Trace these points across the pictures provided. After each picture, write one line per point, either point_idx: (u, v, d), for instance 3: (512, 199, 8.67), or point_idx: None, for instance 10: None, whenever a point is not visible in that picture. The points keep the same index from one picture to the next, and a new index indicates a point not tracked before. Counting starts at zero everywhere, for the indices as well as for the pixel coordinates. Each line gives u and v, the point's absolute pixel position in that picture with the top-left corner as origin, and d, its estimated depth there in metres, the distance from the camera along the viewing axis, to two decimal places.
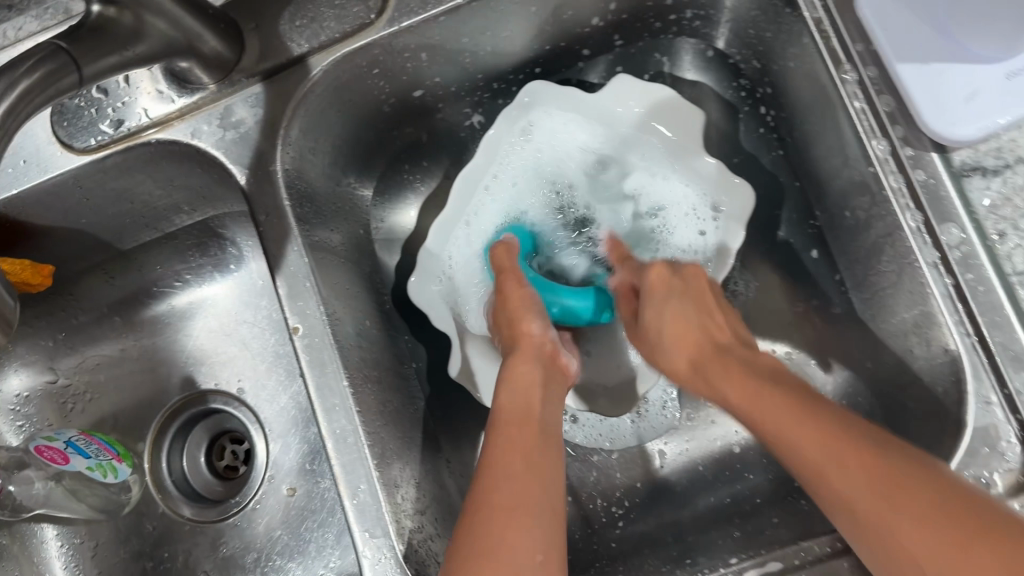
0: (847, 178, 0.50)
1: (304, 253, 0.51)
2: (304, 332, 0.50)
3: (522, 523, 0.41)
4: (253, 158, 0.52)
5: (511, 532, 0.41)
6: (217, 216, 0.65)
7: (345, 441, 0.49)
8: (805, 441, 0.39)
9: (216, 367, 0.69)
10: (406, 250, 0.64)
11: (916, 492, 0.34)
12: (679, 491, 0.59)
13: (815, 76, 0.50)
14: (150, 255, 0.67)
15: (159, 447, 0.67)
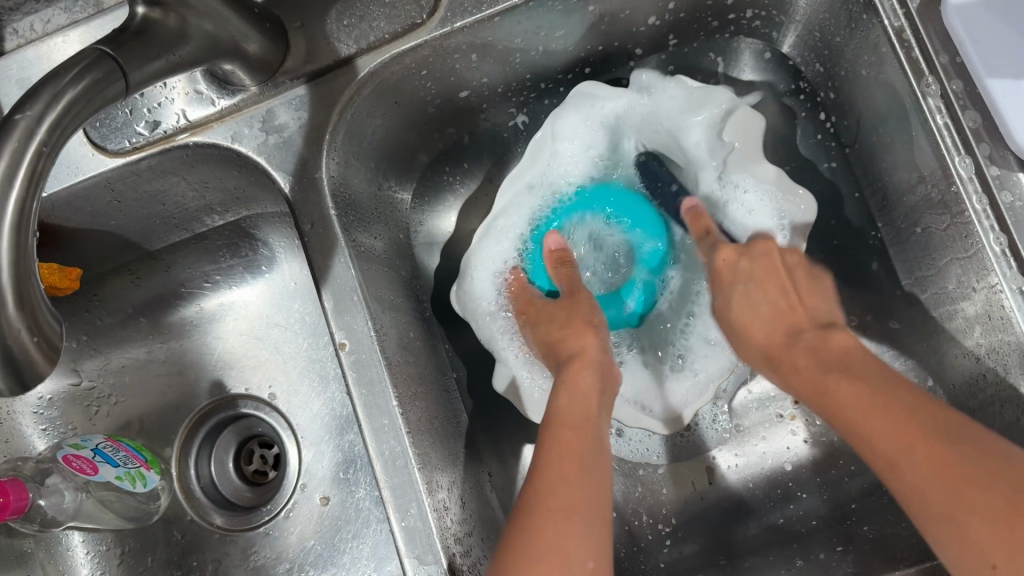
0: (920, 193, 0.48)
1: (351, 264, 0.49)
2: (351, 348, 0.48)
3: (574, 520, 0.41)
4: (297, 164, 0.50)
5: (560, 526, 0.40)
6: (249, 217, 0.62)
7: (395, 463, 0.47)
8: (876, 423, 0.42)
9: (246, 372, 0.67)
10: (446, 254, 0.62)
11: (978, 472, 0.37)
12: (729, 509, 0.57)
13: (892, 87, 0.47)
14: (178, 256, 0.65)
15: (187, 453, 0.64)
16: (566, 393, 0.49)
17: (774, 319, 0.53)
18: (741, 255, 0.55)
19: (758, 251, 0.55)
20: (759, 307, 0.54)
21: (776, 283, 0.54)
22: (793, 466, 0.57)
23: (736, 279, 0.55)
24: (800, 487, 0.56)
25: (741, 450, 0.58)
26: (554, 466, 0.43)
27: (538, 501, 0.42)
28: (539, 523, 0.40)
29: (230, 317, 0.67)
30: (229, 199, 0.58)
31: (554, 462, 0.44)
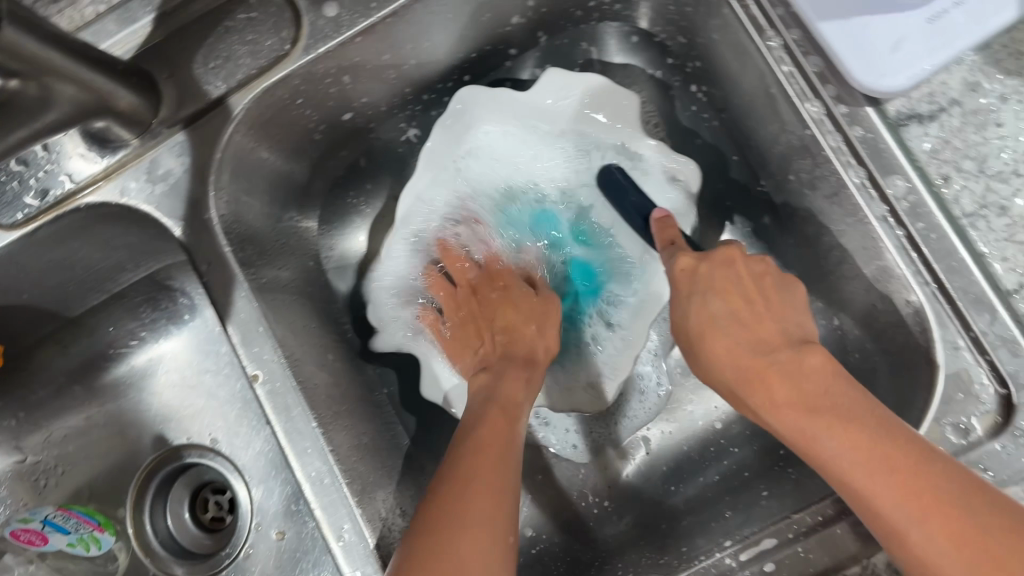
0: (786, 143, 0.50)
1: (253, 296, 0.50)
2: (264, 379, 0.49)
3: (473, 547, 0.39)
4: (188, 208, 0.51)
5: (463, 533, 0.39)
6: (163, 269, 0.63)
7: (322, 483, 0.48)
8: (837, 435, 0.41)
9: (186, 421, 0.67)
10: (360, 275, 0.63)
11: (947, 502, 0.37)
12: (668, 475, 0.59)
13: (740, 47, 0.49)
14: (100, 318, 0.65)
15: (142, 512, 0.62)
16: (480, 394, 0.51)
17: (729, 326, 0.48)
18: (702, 259, 0.50)
19: (720, 256, 0.50)
20: (721, 320, 0.49)
21: (740, 292, 0.49)
22: (722, 423, 0.59)
23: (694, 289, 0.50)
24: (731, 442, 0.58)
25: (672, 415, 0.61)
26: (472, 482, 0.42)
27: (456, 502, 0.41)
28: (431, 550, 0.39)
29: (161, 371, 0.68)
30: (137, 254, 0.59)
31: (470, 489, 0.41)
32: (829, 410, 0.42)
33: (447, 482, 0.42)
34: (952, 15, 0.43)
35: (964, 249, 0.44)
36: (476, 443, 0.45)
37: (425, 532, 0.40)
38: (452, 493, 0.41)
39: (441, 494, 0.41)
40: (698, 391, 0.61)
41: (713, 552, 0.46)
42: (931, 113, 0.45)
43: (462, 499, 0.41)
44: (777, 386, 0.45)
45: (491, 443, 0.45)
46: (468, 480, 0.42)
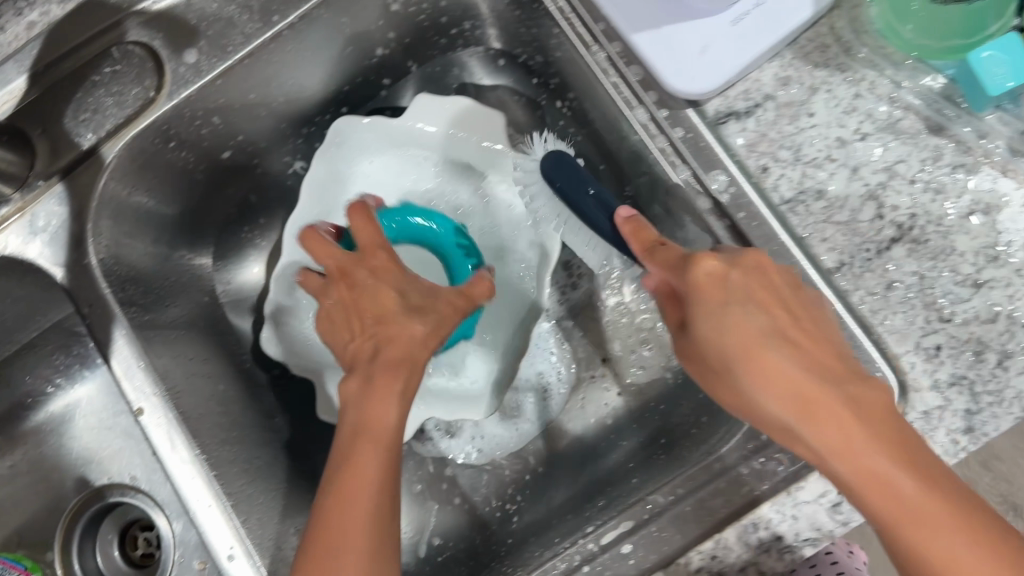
0: (629, 147, 0.53)
1: (131, 333, 0.52)
2: (148, 412, 0.51)
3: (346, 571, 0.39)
4: (68, 255, 0.53)
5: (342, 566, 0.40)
6: (69, 315, 0.65)
7: (208, 506, 0.50)
8: (871, 447, 0.35)
9: (107, 462, 0.69)
10: (259, 306, 0.65)
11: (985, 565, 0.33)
12: (564, 472, 0.61)
13: (573, 60, 0.54)
14: (14, 369, 0.68)
15: (68, 550, 0.64)
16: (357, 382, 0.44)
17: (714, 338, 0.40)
18: (732, 264, 0.40)
19: (750, 262, 0.41)
20: (761, 335, 0.39)
21: (750, 297, 0.40)
22: (612, 419, 0.62)
23: (728, 295, 0.40)
24: (619, 436, 0.61)
25: (568, 416, 0.63)
26: (345, 508, 0.41)
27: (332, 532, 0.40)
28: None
29: (78, 417, 0.70)
30: (38, 305, 0.61)
31: (352, 505, 0.41)
32: (876, 422, 0.35)
33: (345, 488, 0.41)
34: (752, 17, 0.46)
35: (783, 232, 0.47)
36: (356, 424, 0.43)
37: (314, 553, 0.40)
38: (344, 497, 0.41)
39: (339, 499, 0.41)
40: (590, 390, 0.63)
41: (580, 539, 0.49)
42: (747, 110, 0.48)
43: (354, 508, 0.41)
44: (826, 405, 0.36)
45: (378, 434, 0.42)
46: (352, 499, 0.41)
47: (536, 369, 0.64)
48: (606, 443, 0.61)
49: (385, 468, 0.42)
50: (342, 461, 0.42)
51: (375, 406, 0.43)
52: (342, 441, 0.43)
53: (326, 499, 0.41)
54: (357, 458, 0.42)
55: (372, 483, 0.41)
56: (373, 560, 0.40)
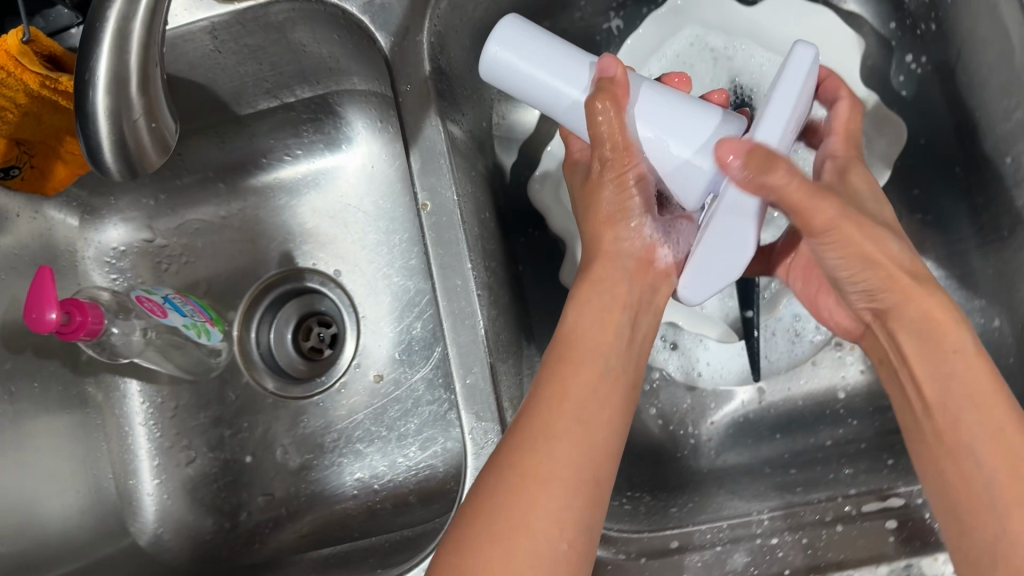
0: (1016, 121, 0.50)
1: (441, 128, 0.50)
2: (432, 210, 0.50)
3: (558, 491, 0.40)
4: (399, 26, 0.51)
5: (542, 503, 0.40)
6: (337, 92, 0.64)
7: (463, 323, 0.49)
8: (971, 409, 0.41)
9: (316, 247, 0.68)
10: (524, 149, 0.63)
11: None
12: (779, 427, 0.58)
13: (997, 9, 0.49)
14: (261, 124, 0.66)
15: (250, 319, 0.68)
16: (587, 316, 0.47)
17: (915, 317, 0.43)
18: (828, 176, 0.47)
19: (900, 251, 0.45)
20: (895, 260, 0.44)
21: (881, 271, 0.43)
22: (846, 394, 0.58)
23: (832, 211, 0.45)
24: (851, 413, 0.57)
25: (798, 373, 0.60)
26: (554, 426, 0.42)
27: (544, 451, 0.41)
28: (493, 557, 0.38)
29: (340, 177, 0.68)
30: (321, 68, 0.61)
31: (556, 415, 0.43)
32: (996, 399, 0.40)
33: (525, 461, 0.41)
34: None
35: None
36: (558, 386, 0.44)
37: (486, 532, 0.39)
38: (533, 463, 0.41)
39: (501, 532, 0.39)
40: (830, 359, 0.59)
41: (837, 496, 0.46)
42: None
43: (546, 467, 0.41)
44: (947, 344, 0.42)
45: (575, 360, 0.45)
46: (562, 391, 0.44)
47: (792, 309, 0.60)
48: (833, 414, 0.58)
49: (949, 505, 0.40)
50: (549, 394, 0.43)
51: (578, 317, 0.47)
52: (525, 424, 0.42)
53: (568, 431, 0.42)
54: (556, 405, 0.43)
55: (570, 416, 0.43)
56: (566, 493, 0.40)
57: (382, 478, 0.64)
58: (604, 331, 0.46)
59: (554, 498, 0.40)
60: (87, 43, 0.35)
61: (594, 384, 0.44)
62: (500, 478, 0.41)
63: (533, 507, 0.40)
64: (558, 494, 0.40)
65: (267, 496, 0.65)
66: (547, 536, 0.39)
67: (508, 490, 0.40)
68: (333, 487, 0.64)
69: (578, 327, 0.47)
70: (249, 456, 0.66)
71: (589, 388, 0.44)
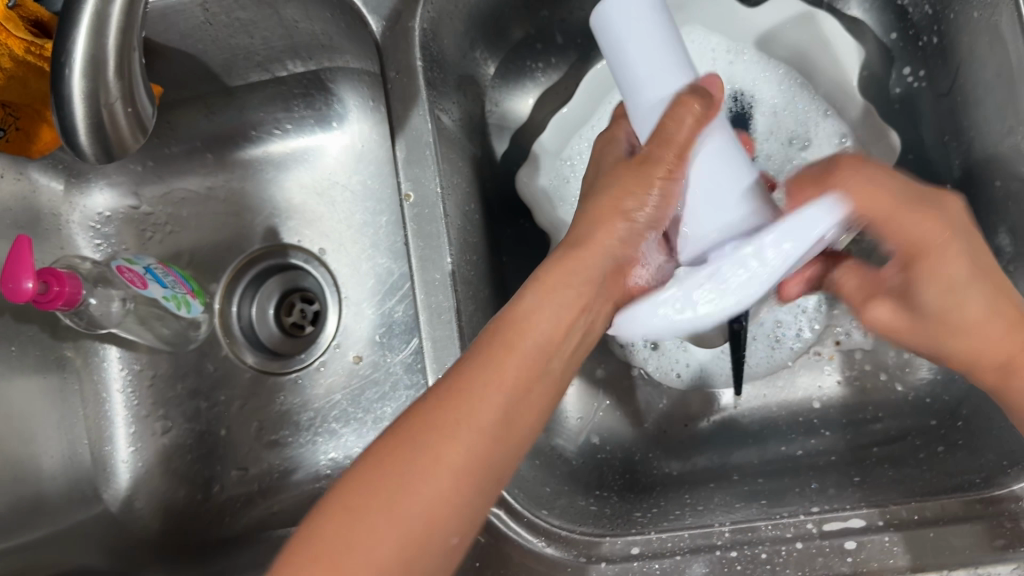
0: (1010, 146, 0.50)
1: (429, 118, 0.50)
2: (415, 201, 0.49)
3: (426, 494, 0.37)
4: (392, 11, 0.50)
5: (417, 498, 0.37)
6: (329, 68, 0.63)
7: (440, 318, 0.48)
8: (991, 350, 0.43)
9: (302, 224, 0.67)
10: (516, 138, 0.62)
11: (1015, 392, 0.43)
12: (751, 434, 0.59)
13: (1000, 31, 0.48)
14: (252, 96, 0.65)
15: (232, 291, 0.67)
16: (543, 297, 0.42)
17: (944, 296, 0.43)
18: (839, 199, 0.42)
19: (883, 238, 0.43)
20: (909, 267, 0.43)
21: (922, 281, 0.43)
22: (821, 404, 0.58)
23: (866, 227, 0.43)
24: (824, 424, 0.58)
25: (776, 378, 0.60)
26: (459, 421, 0.38)
27: (442, 442, 0.38)
28: (347, 533, 0.36)
29: (328, 155, 0.67)
30: (314, 45, 0.60)
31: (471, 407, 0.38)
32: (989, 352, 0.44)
33: (416, 446, 0.38)
34: None
35: None
36: (485, 376, 0.39)
37: (340, 507, 0.37)
38: (428, 451, 0.37)
39: (359, 515, 0.36)
40: (811, 365, 0.60)
41: (799, 513, 0.46)
42: None
43: (415, 457, 0.37)
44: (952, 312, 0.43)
45: (507, 347, 0.40)
46: (485, 377, 0.39)
47: (775, 315, 0.60)
48: (806, 424, 0.58)
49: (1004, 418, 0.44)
50: (471, 379, 0.39)
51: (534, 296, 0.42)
52: (434, 408, 0.39)
53: (468, 432, 0.38)
54: (474, 393, 0.39)
55: (483, 413, 0.38)
56: (445, 497, 0.37)
57: (357, 459, 0.64)
58: (549, 327, 0.41)
59: (423, 497, 0.37)
60: (64, 21, 0.35)
61: (517, 383, 0.39)
62: (380, 452, 0.38)
63: (390, 494, 0.37)
64: (428, 496, 0.37)
65: (242, 470, 0.65)
66: (388, 539, 0.36)
67: (385, 470, 0.37)
68: (307, 465, 0.65)
69: (526, 318, 0.41)
70: (225, 429, 0.66)
71: (513, 390, 0.39)
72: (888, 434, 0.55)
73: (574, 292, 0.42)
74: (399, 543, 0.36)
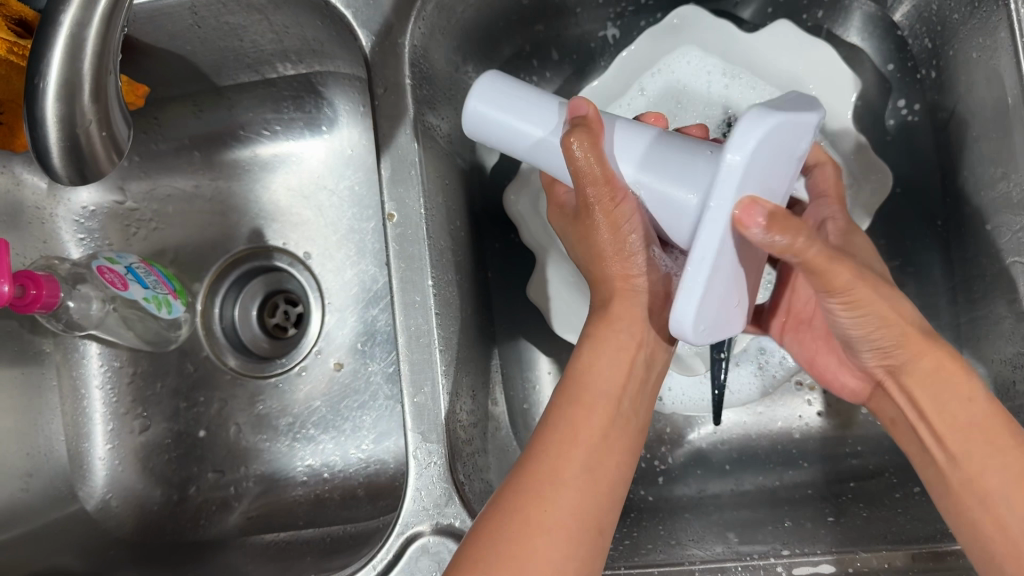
0: (1000, 190, 0.49)
1: (415, 137, 0.49)
2: (398, 221, 0.48)
3: (558, 531, 0.40)
4: (382, 26, 0.49)
5: (544, 553, 0.39)
6: (320, 72, 0.62)
7: (418, 341, 0.48)
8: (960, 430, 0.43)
9: (288, 227, 0.67)
10: (506, 152, 0.62)
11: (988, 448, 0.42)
12: (730, 462, 0.58)
13: (997, 75, 0.48)
14: (242, 97, 0.65)
15: (215, 292, 0.67)
16: (600, 354, 0.46)
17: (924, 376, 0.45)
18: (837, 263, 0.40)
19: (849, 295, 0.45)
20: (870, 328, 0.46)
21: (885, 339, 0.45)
22: (801, 434, 0.58)
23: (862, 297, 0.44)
24: (802, 455, 0.57)
25: (758, 406, 0.59)
26: (562, 472, 0.41)
27: (551, 500, 0.40)
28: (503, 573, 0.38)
29: (317, 159, 0.67)
30: (305, 50, 0.59)
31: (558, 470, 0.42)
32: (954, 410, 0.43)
33: (529, 509, 0.40)
34: None
35: None
36: (568, 418, 0.44)
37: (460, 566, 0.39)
38: (537, 516, 0.40)
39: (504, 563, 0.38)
40: (790, 397, 0.59)
41: (770, 555, 0.45)
42: None
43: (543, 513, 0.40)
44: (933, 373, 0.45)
45: (586, 404, 0.44)
46: (574, 415, 0.44)
47: (759, 342, 0.60)
48: (785, 454, 0.58)
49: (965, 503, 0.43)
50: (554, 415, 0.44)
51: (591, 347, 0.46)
52: (537, 458, 0.42)
53: (575, 474, 0.42)
54: (565, 446, 0.42)
55: (581, 458, 0.42)
56: (574, 535, 0.40)
57: (334, 467, 0.64)
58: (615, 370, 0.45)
59: (549, 552, 0.39)
60: (38, 44, 0.34)
61: (601, 427, 0.43)
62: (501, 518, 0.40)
63: (526, 548, 0.39)
64: (558, 548, 0.39)
65: (218, 472, 0.65)
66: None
67: (514, 530, 0.39)
68: (283, 470, 0.65)
69: (590, 370, 0.45)
70: (203, 430, 0.65)
71: (593, 437, 0.43)
72: (867, 469, 0.55)
73: (628, 344, 0.45)
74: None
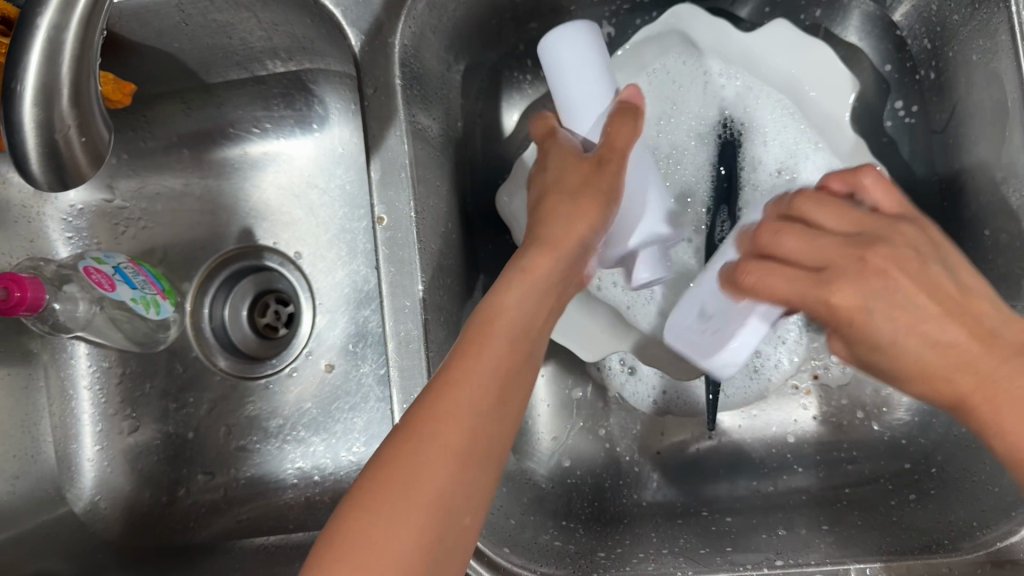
0: (999, 195, 0.49)
1: (406, 138, 0.48)
2: (388, 225, 0.48)
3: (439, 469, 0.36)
4: (372, 25, 0.48)
5: (410, 488, 0.35)
6: (310, 70, 0.61)
7: (408, 346, 0.47)
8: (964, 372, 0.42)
9: (278, 226, 0.66)
10: (499, 152, 0.61)
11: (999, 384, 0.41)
12: (724, 468, 0.58)
13: (998, 79, 0.47)
14: (231, 94, 0.64)
15: (204, 292, 0.66)
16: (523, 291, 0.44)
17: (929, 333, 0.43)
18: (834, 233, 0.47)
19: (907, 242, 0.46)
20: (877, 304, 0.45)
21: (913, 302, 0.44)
22: (795, 438, 0.58)
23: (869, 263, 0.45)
24: (797, 460, 0.57)
25: (751, 408, 0.59)
26: (449, 411, 0.38)
27: (431, 429, 0.37)
28: (365, 526, 0.35)
29: (308, 157, 0.67)
30: (295, 47, 0.58)
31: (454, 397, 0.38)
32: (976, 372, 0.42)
33: (403, 442, 0.37)
34: None
35: None
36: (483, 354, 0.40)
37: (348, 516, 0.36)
38: (409, 451, 0.37)
39: (376, 505, 0.35)
40: (783, 399, 0.59)
41: (763, 565, 0.45)
42: None
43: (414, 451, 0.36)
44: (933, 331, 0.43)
45: (486, 337, 0.41)
46: (480, 354, 0.40)
47: (756, 345, 0.59)
48: (779, 459, 0.57)
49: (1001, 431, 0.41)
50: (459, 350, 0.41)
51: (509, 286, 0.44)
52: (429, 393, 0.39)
53: (466, 410, 0.38)
54: (459, 381, 0.39)
55: (472, 396, 0.38)
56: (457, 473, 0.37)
57: (325, 470, 0.63)
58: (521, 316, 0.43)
59: (427, 484, 0.36)
60: (14, 47, 0.33)
61: (506, 364, 0.41)
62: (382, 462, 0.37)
63: (397, 489, 0.35)
64: (438, 480, 0.36)
65: (208, 474, 0.64)
66: (414, 518, 0.35)
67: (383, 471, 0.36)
68: (273, 473, 0.64)
69: (505, 305, 0.43)
70: (192, 432, 0.65)
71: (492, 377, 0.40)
72: (862, 474, 0.55)
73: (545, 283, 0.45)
74: (424, 518, 0.35)
